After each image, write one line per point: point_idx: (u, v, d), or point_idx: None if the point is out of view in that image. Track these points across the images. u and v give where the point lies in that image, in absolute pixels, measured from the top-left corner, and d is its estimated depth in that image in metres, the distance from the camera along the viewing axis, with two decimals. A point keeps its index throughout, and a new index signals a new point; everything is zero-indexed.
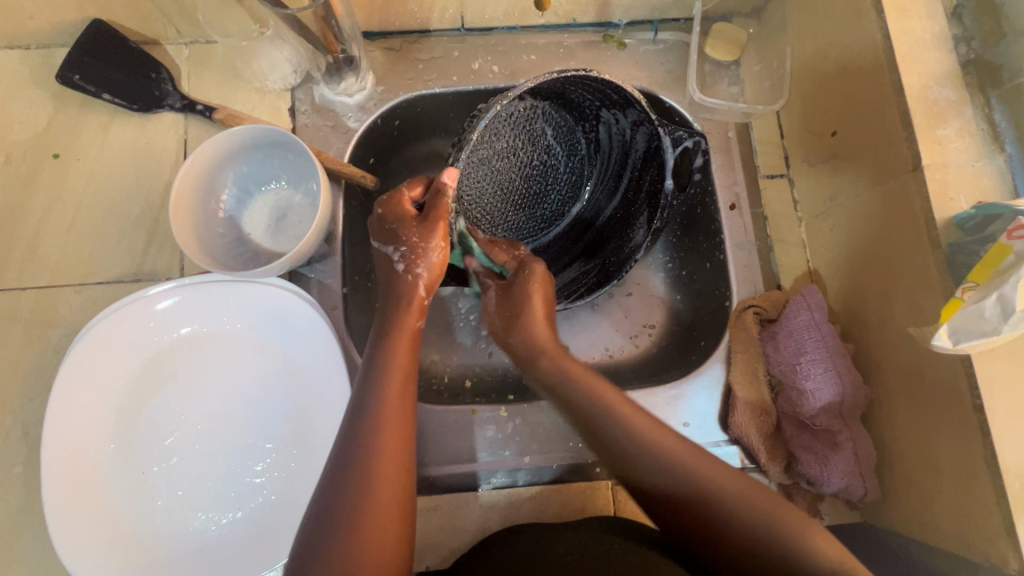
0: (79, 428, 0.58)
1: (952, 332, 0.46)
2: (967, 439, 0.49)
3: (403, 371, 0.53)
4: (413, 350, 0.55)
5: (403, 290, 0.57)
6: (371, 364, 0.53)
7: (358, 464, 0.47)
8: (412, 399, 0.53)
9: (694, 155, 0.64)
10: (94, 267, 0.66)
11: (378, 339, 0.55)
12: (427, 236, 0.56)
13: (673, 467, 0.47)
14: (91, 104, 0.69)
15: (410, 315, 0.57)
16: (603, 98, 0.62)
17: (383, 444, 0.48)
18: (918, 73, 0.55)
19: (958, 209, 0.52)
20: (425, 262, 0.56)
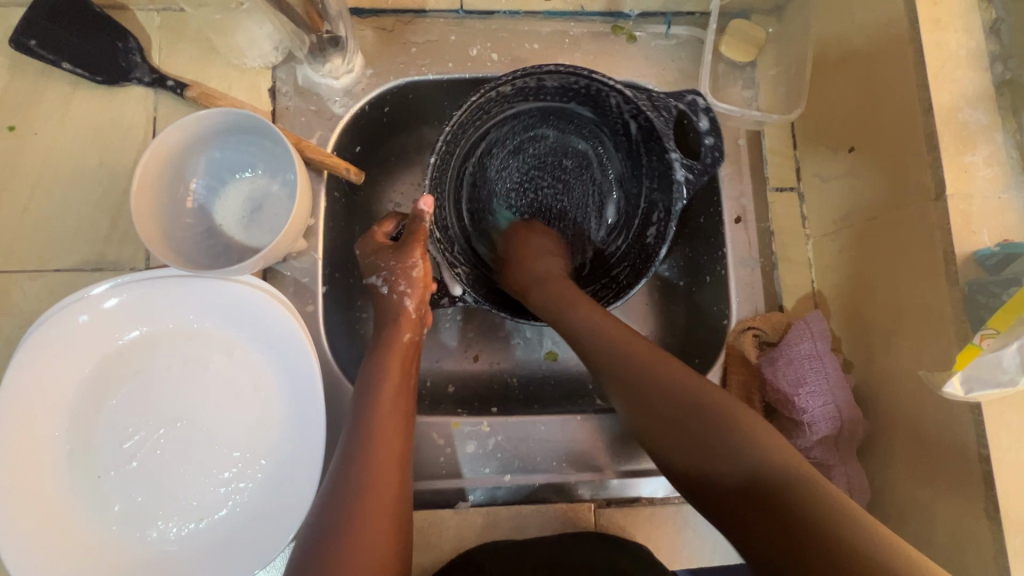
0: (30, 427, 0.54)
1: (966, 380, 0.43)
2: (970, 489, 0.47)
3: (396, 383, 0.54)
4: (407, 365, 0.56)
5: (395, 310, 0.59)
6: (363, 378, 0.54)
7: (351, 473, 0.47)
8: (408, 415, 0.53)
9: (696, 117, 0.57)
10: (52, 252, 0.61)
11: (372, 357, 0.56)
12: (405, 258, 0.58)
13: (772, 467, 0.40)
14: (51, 73, 0.63)
15: (402, 330, 0.58)
16: (580, 95, 0.65)
17: (378, 460, 0.48)
18: (949, 93, 0.51)
19: (980, 244, 0.49)
20: (406, 279, 0.58)
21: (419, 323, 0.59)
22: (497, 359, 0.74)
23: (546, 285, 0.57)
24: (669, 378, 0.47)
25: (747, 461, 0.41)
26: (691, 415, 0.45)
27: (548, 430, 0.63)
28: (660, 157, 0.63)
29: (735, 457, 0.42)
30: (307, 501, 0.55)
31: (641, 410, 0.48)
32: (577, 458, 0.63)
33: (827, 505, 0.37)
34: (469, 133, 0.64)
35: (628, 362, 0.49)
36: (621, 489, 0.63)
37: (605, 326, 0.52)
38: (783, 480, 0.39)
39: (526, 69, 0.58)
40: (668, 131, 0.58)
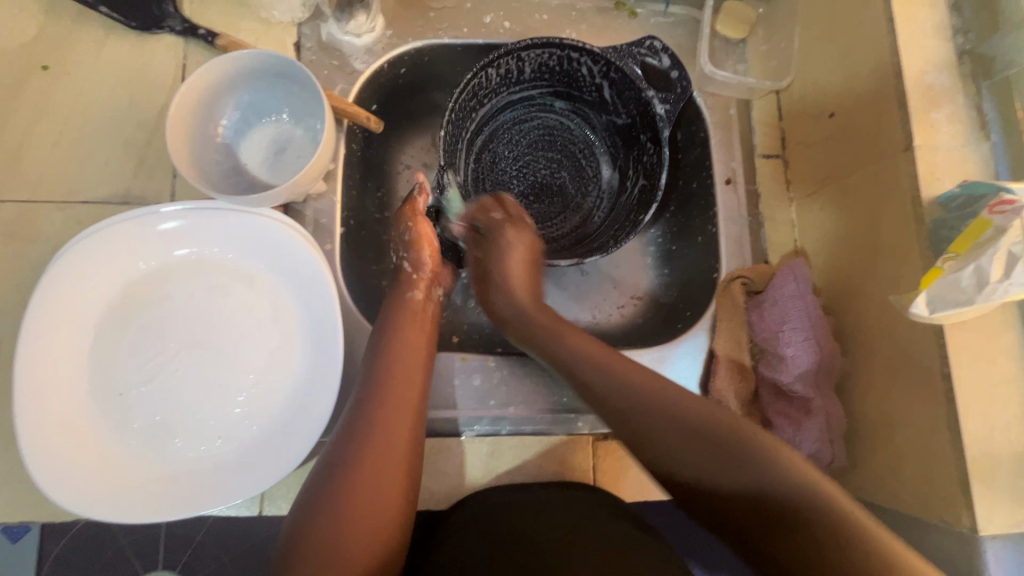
0: (56, 342, 0.56)
1: (930, 301, 0.49)
2: (934, 405, 0.51)
3: (409, 338, 0.60)
4: (420, 323, 0.63)
5: (402, 274, 0.66)
6: (376, 333, 0.60)
7: (367, 419, 0.53)
8: (423, 358, 0.60)
9: (656, 57, 0.68)
10: (80, 185, 0.64)
11: (388, 308, 0.63)
12: (400, 226, 0.67)
13: (782, 485, 0.43)
14: (86, 18, 0.66)
15: (412, 289, 0.65)
16: (555, 75, 0.72)
17: (391, 397, 0.55)
18: (917, 58, 0.57)
19: (943, 189, 0.54)
20: (408, 243, 0.66)
21: (427, 283, 0.66)
22: None
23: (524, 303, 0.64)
24: (672, 405, 0.50)
25: (749, 480, 0.44)
26: (709, 440, 0.47)
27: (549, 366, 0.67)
28: (639, 110, 0.70)
29: (749, 476, 0.44)
30: (323, 421, 0.58)
31: (655, 443, 0.49)
32: (576, 394, 0.66)
33: (827, 531, 0.41)
34: (471, 115, 0.71)
35: (634, 393, 0.51)
36: None
37: (617, 365, 0.54)
38: (754, 476, 0.44)
39: (507, 49, 0.66)
40: (638, 76, 0.67)
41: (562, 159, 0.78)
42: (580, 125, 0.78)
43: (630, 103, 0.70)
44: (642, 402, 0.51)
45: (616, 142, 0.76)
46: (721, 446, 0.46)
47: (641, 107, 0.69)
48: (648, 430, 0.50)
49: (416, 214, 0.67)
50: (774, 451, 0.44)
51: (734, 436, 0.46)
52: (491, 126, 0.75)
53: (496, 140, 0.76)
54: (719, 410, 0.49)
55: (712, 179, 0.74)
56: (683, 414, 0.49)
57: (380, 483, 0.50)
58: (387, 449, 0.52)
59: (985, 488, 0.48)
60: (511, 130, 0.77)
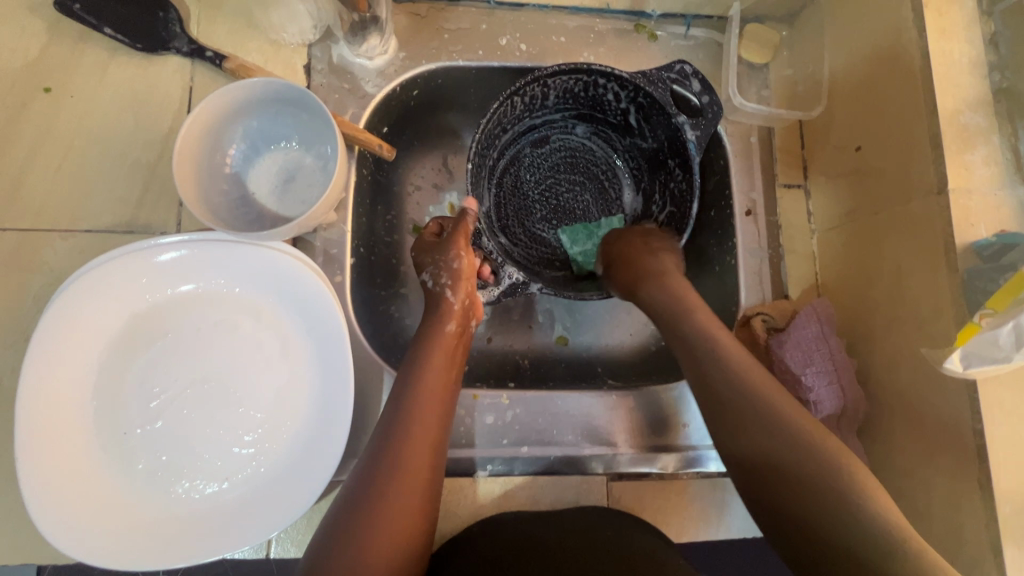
0: (59, 380, 0.55)
1: (965, 356, 0.47)
2: (964, 461, 0.50)
3: (438, 374, 0.57)
4: (450, 357, 0.60)
5: (439, 302, 0.63)
6: (410, 364, 0.58)
7: (388, 460, 0.51)
8: (449, 395, 0.57)
9: (686, 81, 0.63)
10: (84, 213, 0.62)
11: (420, 335, 0.61)
12: (448, 251, 0.64)
13: (835, 464, 0.46)
14: (89, 39, 0.64)
15: (447, 321, 0.62)
16: (580, 99, 0.70)
17: (416, 435, 0.53)
18: (953, 96, 0.55)
19: (977, 236, 0.53)
20: (449, 271, 0.64)
21: (461, 314, 0.63)
22: (511, 340, 0.76)
23: (635, 245, 0.64)
24: (770, 393, 0.50)
25: (754, 456, 0.49)
26: (744, 410, 0.50)
27: (564, 403, 0.66)
28: (667, 135, 0.66)
29: (776, 432, 0.48)
30: (332, 464, 0.56)
31: (734, 400, 0.51)
32: (591, 432, 0.65)
33: (842, 489, 0.44)
34: (496, 143, 0.69)
35: (728, 367, 0.52)
36: (633, 464, 0.64)
37: (704, 321, 0.56)
38: (825, 472, 0.45)
39: (531, 75, 0.63)
40: (668, 102, 0.63)
41: (586, 181, 0.76)
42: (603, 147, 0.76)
43: (657, 127, 0.67)
44: (717, 364, 0.53)
45: (642, 164, 0.74)
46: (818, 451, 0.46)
47: (669, 133, 0.66)
48: (750, 419, 0.50)
49: (465, 244, 0.65)
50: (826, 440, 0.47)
51: (830, 448, 0.47)
52: (514, 150, 0.74)
53: (519, 165, 0.75)
54: (770, 380, 0.52)
55: (731, 210, 0.72)
56: (785, 409, 0.49)
57: (400, 523, 0.49)
58: (404, 495, 0.50)
59: (1017, 550, 0.47)
60: (533, 153, 0.75)
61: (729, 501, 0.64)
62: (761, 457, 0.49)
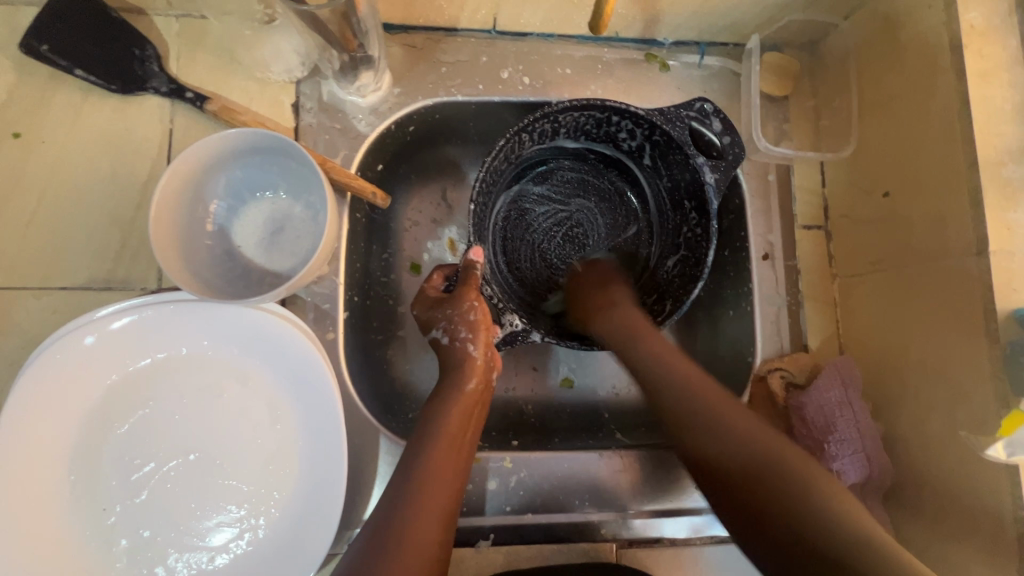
0: (32, 457, 0.51)
1: (1009, 445, 0.46)
2: (1002, 550, 0.46)
3: (456, 441, 0.52)
4: (470, 419, 0.54)
5: (461, 359, 0.56)
6: (427, 423, 0.52)
7: (395, 532, 0.44)
8: (462, 468, 0.51)
9: (707, 120, 0.58)
10: (58, 269, 0.58)
11: (435, 396, 0.55)
12: (458, 303, 0.57)
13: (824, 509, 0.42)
14: (61, 79, 0.60)
15: (468, 378, 0.55)
16: (592, 132, 0.65)
17: (424, 508, 0.47)
18: (993, 147, 0.51)
19: (1020, 302, 0.48)
20: (465, 325, 0.56)
21: (485, 372, 0.56)
22: (514, 385, 0.72)
23: (618, 290, 0.61)
24: (747, 446, 0.47)
25: (796, 528, 0.42)
26: (774, 473, 0.45)
27: (571, 465, 0.62)
28: (683, 177, 0.61)
29: (731, 441, 0.48)
30: (326, 544, 0.53)
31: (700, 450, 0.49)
32: (600, 496, 0.62)
33: (796, 492, 0.43)
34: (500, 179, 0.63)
35: (690, 411, 0.50)
36: (644, 530, 0.61)
37: (692, 372, 0.53)
38: (785, 473, 0.44)
39: (541, 111, 0.56)
40: (687, 141, 0.58)
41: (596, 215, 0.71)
42: (618, 182, 0.71)
43: (673, 165, 0.62)
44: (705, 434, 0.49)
45: (658, 200, 0.69)
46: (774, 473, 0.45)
47: (688, 173, 0.60)
48: (715, 456, 0.48)
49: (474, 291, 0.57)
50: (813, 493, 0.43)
51: (786, 457, 0.46)
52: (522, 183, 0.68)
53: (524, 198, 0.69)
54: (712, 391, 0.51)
55: (748, 253, 0.68)
56: (746, 449, 0.47)
57: None
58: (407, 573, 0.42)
59: None
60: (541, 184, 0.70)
61: (744, 569, 0.61)
62: (746, 465, 0.46)
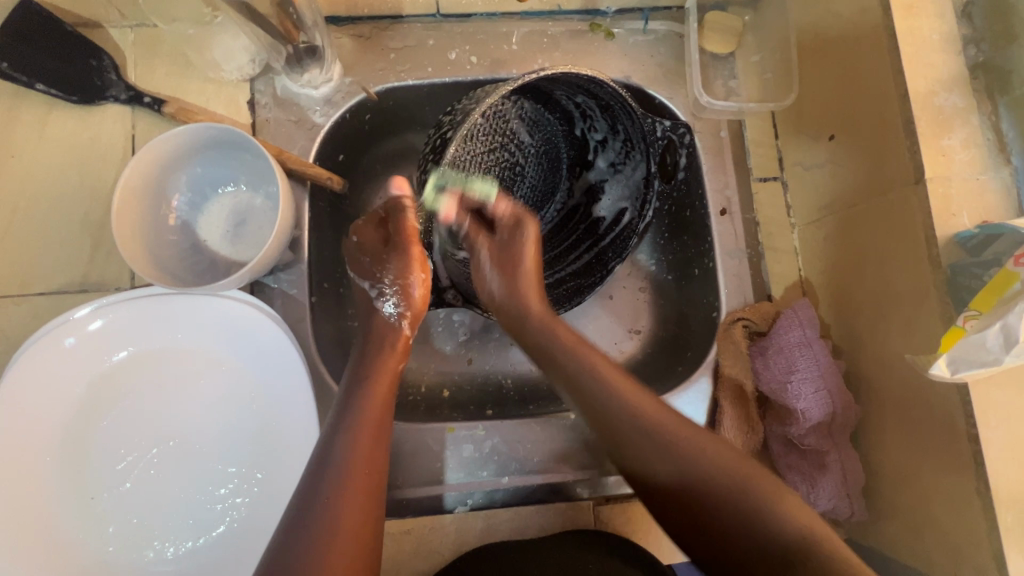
0: (20, 451, 0.54)
1: (951, 361, 0.44)
2: (961, 468, 0.47)
3: (378, 418, 0.50)
4: (391, 392, 0.53)
5: (387, 331, 0.57)
6: (345, 405, 0.50)
7: (319, 527, 0.43)
8: (386, 444, 0.50)
9: (678, 150, 0.62)
10: (36, 275, 0.60)
11: (355, 377, 0.53)
12: (405, 269, 0.57)
13: (784, 521, 0.43)
14: (24, 95, 0.62)
15: (389, 352, 0.55)
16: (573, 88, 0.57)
17: (348, 498, 0.45)
18: (924, 77, 0.51)
19: (960, 226, 0.49)
20: (407, 297, 0.58)
21: (410, 347, 0.57)
22: (492, 362, 0.73)
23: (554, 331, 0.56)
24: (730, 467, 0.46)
25: (771, 543, 0.43)
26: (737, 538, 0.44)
27: (544, 430, 0.63)
28: (637, 164, 0.62)
29: (775, 529, 0.43)
30: None
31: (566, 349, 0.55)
32: (574, 457, 0.63)
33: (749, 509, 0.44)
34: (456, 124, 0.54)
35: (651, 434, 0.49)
36: (618, 486, 0.62)
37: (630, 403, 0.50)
38: (745, 487, 0.45)
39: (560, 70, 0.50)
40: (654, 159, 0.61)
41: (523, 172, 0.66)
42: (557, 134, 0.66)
43: (631, 162, 0.63)
44: (660, 434, 0.48)
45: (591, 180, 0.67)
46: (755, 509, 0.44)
47: (644, 178, 0.62)
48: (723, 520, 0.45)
49: (424, 264, 0.58)
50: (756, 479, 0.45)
51: (751, 487, 0.45)
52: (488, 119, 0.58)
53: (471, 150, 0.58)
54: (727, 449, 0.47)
55: (706, 210, 0.68)
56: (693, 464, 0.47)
57: None
58: (340, 562, 0.42)
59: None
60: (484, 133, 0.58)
61: None
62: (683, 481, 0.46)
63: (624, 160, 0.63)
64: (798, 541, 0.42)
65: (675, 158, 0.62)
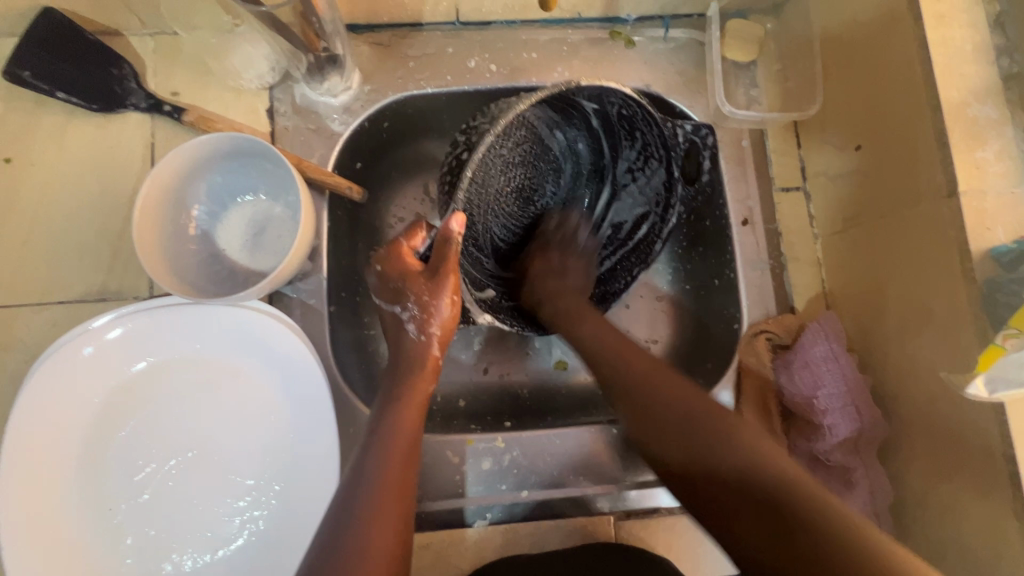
0: (38, 462, 0.53)
1: (989, 381, 0.43)
2: (995, 489, 0.46)
3: (408, 443, 0.49)
4: (421, 416, 0.52)
5: (414, 350, 0.56)
6: (373, 427, 0.50)
7: (349, 554, 0.42)
8: (416, 469, 0.49)
9: (702, 152, 0.62)
10: (55, 284, 0.60)
11: (385, 401, 0.52)
12: (436, 294, 0.54)
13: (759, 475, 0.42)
14: (46, 104, 0.62)
15: (419, 370, 0.55)
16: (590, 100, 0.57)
17: (378, 524, 0.44)
18: (957, 88, 0.50)
19: (994, 241, 0.48)
20: (437, 319, 0.55)
21: (439, 369, 0.56)
22: (510, 372, 0.72)
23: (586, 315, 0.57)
24: (733, 449, 0.44)
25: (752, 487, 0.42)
26: (700, 442, 0.45)
27: (564, 442, 0.62)
28: (656, 171, 0.62)
29: (736, 474, 0.43)
30: None
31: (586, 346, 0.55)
32: (595, 470, 0.62)
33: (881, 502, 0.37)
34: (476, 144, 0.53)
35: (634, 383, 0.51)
36: (640, 500, 0.61)
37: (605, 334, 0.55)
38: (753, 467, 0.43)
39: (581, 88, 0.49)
40: (673, 156, 0.59)
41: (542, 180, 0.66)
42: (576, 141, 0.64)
43: (652, 171, 0.63)
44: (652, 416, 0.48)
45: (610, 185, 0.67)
46: (705, 441, 0.45)
47: (664, 182, 0.62)
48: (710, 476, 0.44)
49: (456, 286, 0.54)
50: (725, 422, 0.46)
51: (697, 414, 0.47)
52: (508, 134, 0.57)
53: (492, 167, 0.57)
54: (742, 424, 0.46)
55: (727, 220, 0.67)
56: (686, 403, 0.48)
57: None
58: None
59: None
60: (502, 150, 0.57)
61: None
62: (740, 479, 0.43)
63: (642, 167, 0.63)
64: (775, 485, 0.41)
65: (698, 163, 0.62)
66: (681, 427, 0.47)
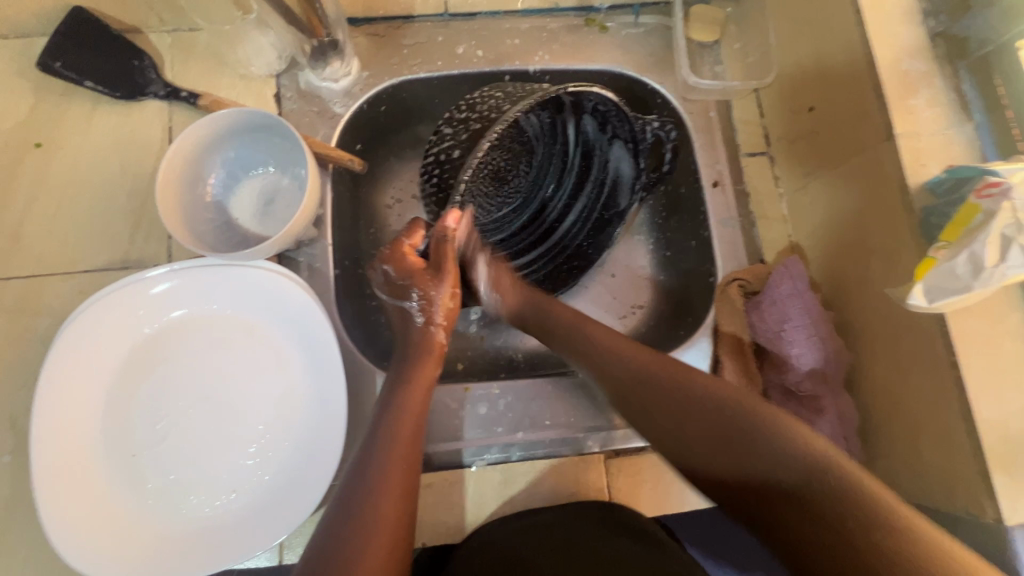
0: (66, 410, 0.58)
1: (927, 291, 0.49)
2: (944, 397, 0.50)
3: (414, 422, 0.54)
4: (426, 400, 0.57)
5: (419, 338, 0.61)
6: (385, 408, 0.55)
7: (359, 518, 0.46)
8: (420, 446, 0.54)
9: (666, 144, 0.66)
10: (82, 255, 0.65)
11: (394, 383, 0.57)
12: (440, 286, 0.60)
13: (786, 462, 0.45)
14: (74, 93, 0.69)
15: (427, 354, 0.59)
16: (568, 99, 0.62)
17: (384, 493, 0.48)
18: (889, 46, 0.57)
19: (929, 175, 0.53)
20: (439, 309, 0.61)
21: (444, 354, 0.61)
22: (504, 335, 0.77)
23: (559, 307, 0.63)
24: (728, 408, 0.49)
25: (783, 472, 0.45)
26: (730, 424, 0.48)
27: (556, 388, 0.67)
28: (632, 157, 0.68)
29: (781, 460, 0.45)
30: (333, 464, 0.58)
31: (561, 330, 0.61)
32: (585, 413, 0.67)
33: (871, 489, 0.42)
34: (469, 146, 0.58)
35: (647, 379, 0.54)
36: (626, 440, 0.65)
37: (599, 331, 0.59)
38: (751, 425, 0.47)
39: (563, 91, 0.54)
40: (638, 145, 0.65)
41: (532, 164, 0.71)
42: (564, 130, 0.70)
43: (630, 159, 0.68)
44: (677, 401, 0.52)
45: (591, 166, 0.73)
46: (739, 438, 0.48)
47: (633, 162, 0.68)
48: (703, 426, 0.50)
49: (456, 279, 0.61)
50: (759, 411, 0.48)
51: (738, 411, 0.49)
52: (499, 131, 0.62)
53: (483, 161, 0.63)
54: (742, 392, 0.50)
55: (699, 183, 0.73)
56: (706, 393, 0.51)
57: None
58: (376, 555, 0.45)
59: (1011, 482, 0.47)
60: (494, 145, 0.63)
61: None
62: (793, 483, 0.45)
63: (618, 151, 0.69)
64: (803, 476, 0.44)
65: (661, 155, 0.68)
66: (713, 416, 0.50)
